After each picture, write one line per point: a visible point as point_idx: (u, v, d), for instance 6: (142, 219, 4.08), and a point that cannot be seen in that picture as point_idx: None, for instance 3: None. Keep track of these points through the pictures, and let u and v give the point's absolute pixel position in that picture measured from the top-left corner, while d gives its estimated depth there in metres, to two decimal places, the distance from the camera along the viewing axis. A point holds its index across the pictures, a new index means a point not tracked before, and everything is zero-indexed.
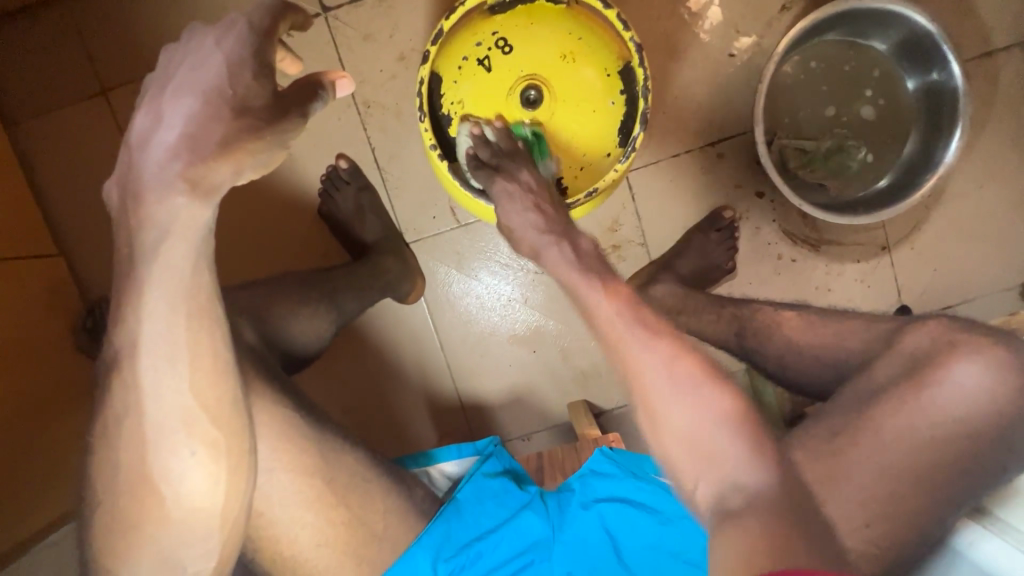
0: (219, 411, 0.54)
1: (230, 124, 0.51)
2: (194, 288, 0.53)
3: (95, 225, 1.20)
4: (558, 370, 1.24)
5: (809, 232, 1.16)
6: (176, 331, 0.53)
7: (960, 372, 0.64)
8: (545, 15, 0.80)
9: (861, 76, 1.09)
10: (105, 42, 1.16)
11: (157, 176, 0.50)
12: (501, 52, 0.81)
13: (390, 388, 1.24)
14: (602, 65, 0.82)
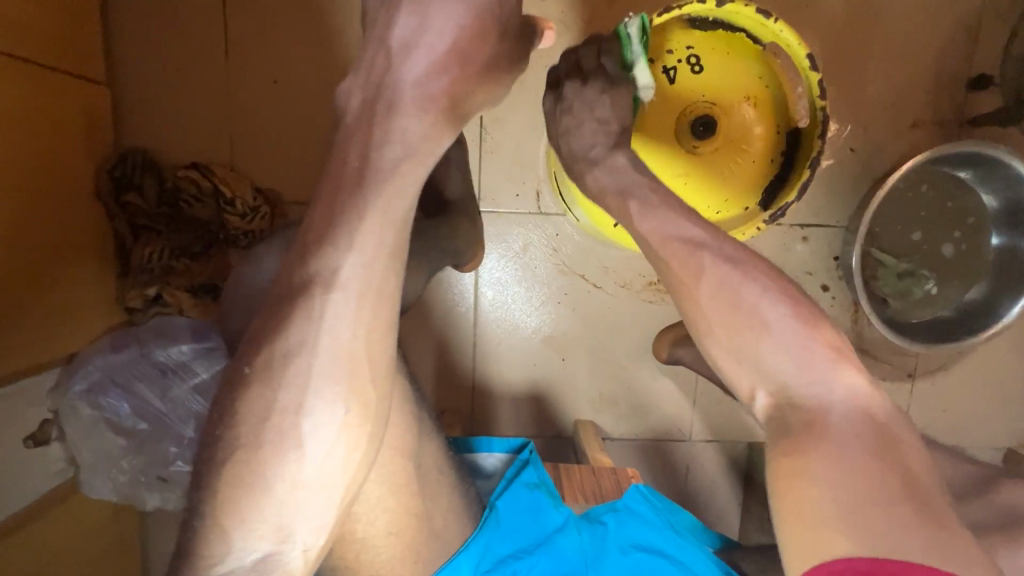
0: (379, 369, 0.48)
1: (493, 50, 0.52)
2: (397, 230, 0.47)
3: (155, 69, 1.06)
4: (577, 384, 1.22)
5: (853, 338, 1.20)
6: (374, 269, 0.47)
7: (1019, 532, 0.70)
8: (742, 52, 0.79)
9: (957, 216, 1.13)
10: None
11: (411, 86, 0.49)
12: (690, 70, 0.79)
13: (410, 350, 1.18)
14: (774, 121, 0.81)
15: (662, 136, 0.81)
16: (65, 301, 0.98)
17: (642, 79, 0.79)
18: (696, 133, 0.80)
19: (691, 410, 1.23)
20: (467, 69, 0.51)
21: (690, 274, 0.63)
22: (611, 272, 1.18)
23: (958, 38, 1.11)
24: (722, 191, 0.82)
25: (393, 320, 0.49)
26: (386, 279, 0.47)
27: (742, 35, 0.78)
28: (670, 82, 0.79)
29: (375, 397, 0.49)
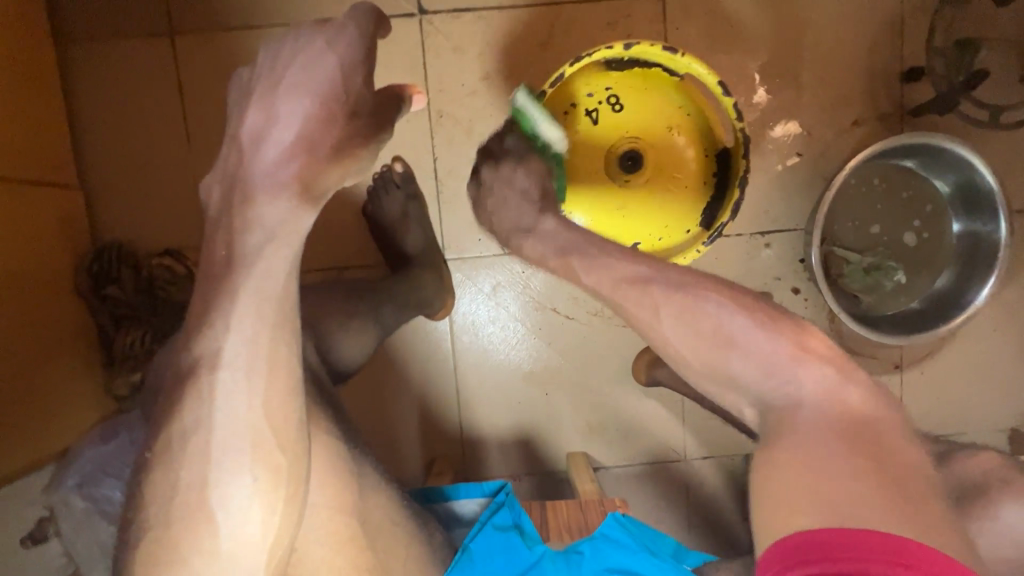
0: (286, 433, 0.51)
1: (345, 126, 0.50)
2: (281, 300, 0.51)
3: (123, 167, 1.12)
4: (564, 417, 1.22)
5: (833, 338, 1.20)
6: (258, 344, 0.50)
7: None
8: (660, 85, 0.82)
9: (914, 205, 1.15)
10: None
11: (263, 177, 0.50)
12: (612, 110, 0.82)
13: (393, 402, 1.19)
14: (701, 146, 0.84)
15: (595, 175, 0.84)
16: (57, 397, 1.02)
17: (567, 123, 0.83)
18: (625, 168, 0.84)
19: (680, 430, 1.23)
20: (319, 152, 0.50)
21: (644, 310, 0.66)
22: (582, 302, 1.20)
23: (885, 35, 1.14)
24: (661, 219, 0.84)
25: (292, 384, 0.52)
26: (276, 349, 0.51)
27: (657, 70, 0.82)
28: (595, 123, 0.83)
29: (286, 460, 0.50)
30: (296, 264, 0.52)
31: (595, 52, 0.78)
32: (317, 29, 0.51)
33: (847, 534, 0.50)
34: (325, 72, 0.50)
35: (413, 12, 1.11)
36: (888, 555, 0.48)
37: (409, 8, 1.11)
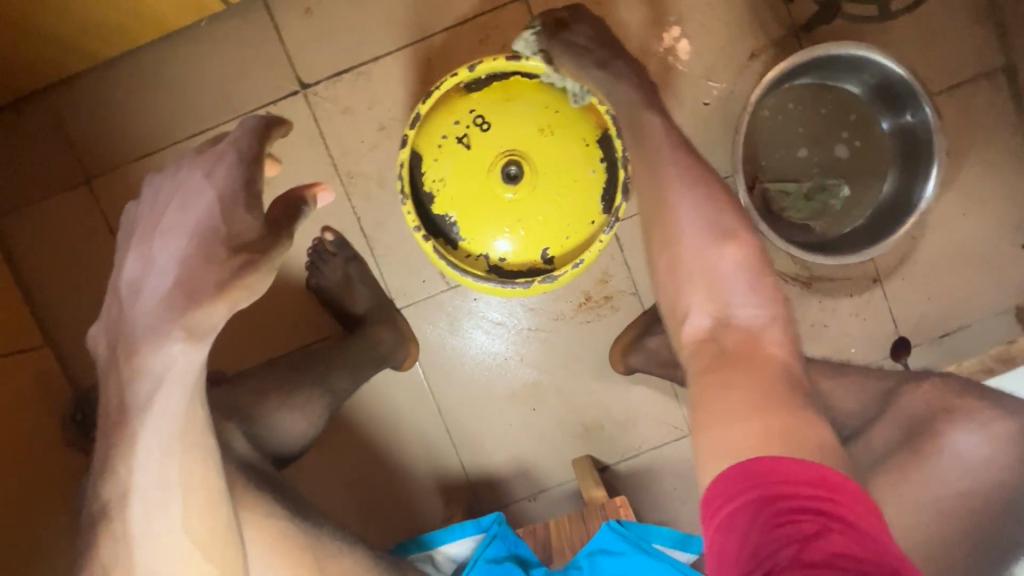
0: (213, 542, 0.56)
1: (223, 260, 0.50)
2: (186, 429, 0.54)
3: (82, 314, 1.18)
4: (559, 427, 1.21)
5: (799, 272, 1.18)
6: (169, 473, 0.53)
7: (960, 439, 0.66)
8: (521, 91, 0.82)
9: (837, 118, 1.12)
10: (80, 127, 1.15)
11: (145, 323, 0.52)
12: (480, 130, 0.81)
13: (392, 459, 1.20)
14: (580, 135, 0.82)
15: (483, 199, 0.82)
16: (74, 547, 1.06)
17: (443, 157, 0.82)
18: (508, 181, 0.81)
19: (677, 406, 1.21)
20: (197, 289, 0.50)
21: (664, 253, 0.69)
22: (542, 310, 1.19)
23: None
24: (562, 219, 0.82)
25: (215, 495, 0.56)
26: (190, 473, 0.54)
27: (514, 79, 0.82)
28: (466, 149, 0.81)
29: (217, 567, 0.56)
30: (196, 395, 0.54)
31: (443, 82, 0.80)
32: (194, 162, 0.54)
33: (780, 465, 0.50)
34: (200, 208, 0.52)
35: (297, 89, 1.14)
36: (829, 488, 0.49)
37: (292, 87, 1.14)
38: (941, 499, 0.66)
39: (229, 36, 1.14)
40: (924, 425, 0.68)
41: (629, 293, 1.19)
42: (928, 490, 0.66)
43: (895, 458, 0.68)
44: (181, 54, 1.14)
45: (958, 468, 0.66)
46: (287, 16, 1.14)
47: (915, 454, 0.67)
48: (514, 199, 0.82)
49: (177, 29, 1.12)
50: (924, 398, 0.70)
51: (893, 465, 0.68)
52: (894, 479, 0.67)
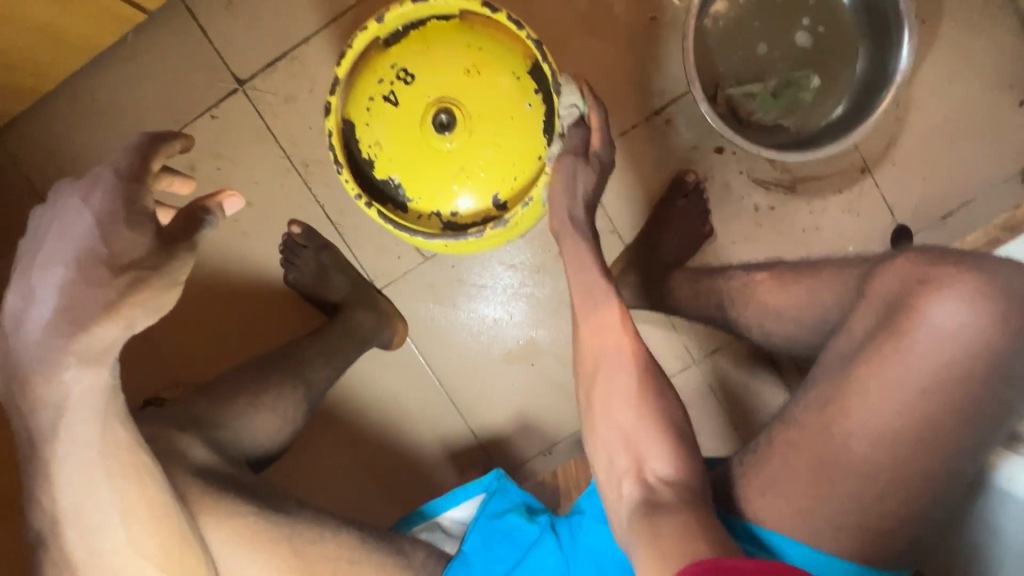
0: (167, 551, 0.58)
1: (110, 282, 0.49)
2: (111, 452, 0.54)
3: None
4: (562, 378, 1.19)
5: (780, 175, 1.12)
6: (101, 497, 0.54)
7: (936, 310, 0.58)
8: (440, 35, 0.78)
9: (794, 5, 1.04)
10: (35, 166, 1.15)
11: (31, 355, 0.49)
12: (405, 83, 0.78)
13: (401, 437, 1.20)
14: (509, 70, 0.78)
15: (422, 155, 0.79)
16: None
17: (373, 119, 0.79)
18: (442, 131, 0.78)
19: (683, 340, 1.15)
20: (78, 316, 0.48)
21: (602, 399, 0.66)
22: (522, 266, 1.16)
23: None
24: (506, 159, 0.79)
25: (161, 505, 0.58)
26: (126, 493, 0.55)
27: (430, 24, 0.78)
28: (395, 105, 0.78)
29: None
30: (109, 415, 0.54)
31: (356, 39, 0.75)
32: (67, 188, 0.51)
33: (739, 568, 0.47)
34: (78, 235, 0.49)
35: (235, 87, 1.12)
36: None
37: (230, 85, 1.12)
38: (920, 379, 0.57)
39: (158, 46, 1.12)
40: (899, 304, 0.61)
41: (607, 231, 1.15)
42: (906, 376, 0.58)
43: (871, 344, 0.60)
44: (116, 73, 1.13)
45: (934, 343, 0.57)
46: (210, 14, 1.11)
47: (893, 335, 0.59)
48: (453, 149, 0.79)
49: (106, 48, 1.11)
50: (896, 274, 0.63)
51: (869, 350, 0.60)
52: (871, 364, 0.59)
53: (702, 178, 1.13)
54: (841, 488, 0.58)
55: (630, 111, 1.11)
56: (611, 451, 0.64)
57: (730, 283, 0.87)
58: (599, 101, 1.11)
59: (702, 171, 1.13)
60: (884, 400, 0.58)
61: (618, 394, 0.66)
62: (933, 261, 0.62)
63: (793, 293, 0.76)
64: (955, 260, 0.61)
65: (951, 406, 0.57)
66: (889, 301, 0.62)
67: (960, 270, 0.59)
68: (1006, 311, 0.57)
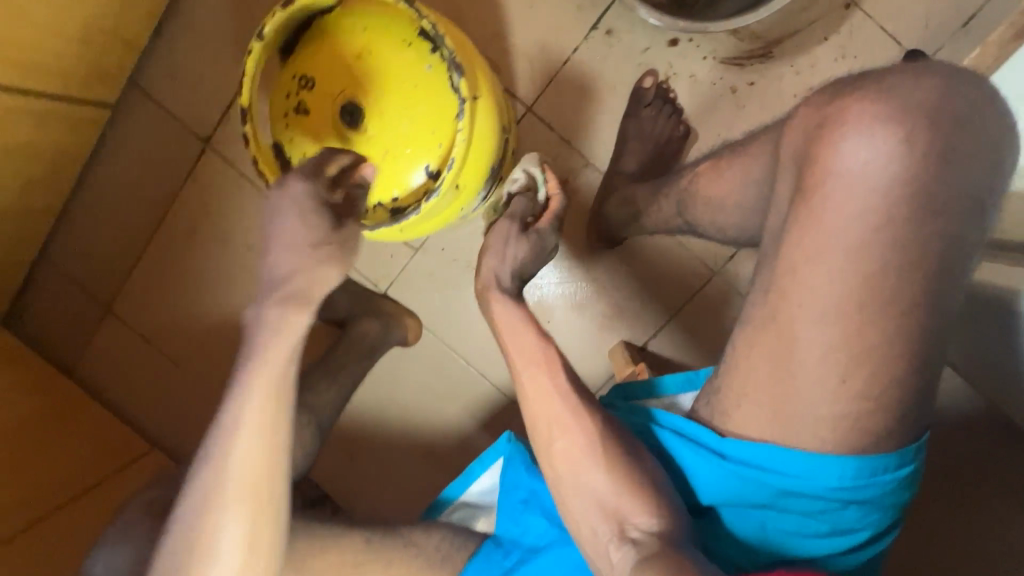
0: (260, 542, 0.62)
1: (269, 284, 0.63)
2: (279, 409, 0.63)
3: (167, 409, 1.37)
4: (581, 326, 1.14)
5: (751, 45, 1.00)
6: (253, 447, 0.62)
7: (853, 147, 0.53)
8: (326, 31, 0.77)
9: None
10: (78, 271, 1.32)
11: (258, 308, 0.63)
12: (309, 89, 0.78)
13: (449, 421, 1.25)
14: (398, 40, 0.76)
15: (347, 152, 0.79)
16: None
17: (294, 134, 0.80)
18: (357, 123, 0.77)
19: (688, 252, 1.09)
20: (264, 308, 0.63)
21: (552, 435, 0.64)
22: None
23: None
24: (424, 130, 0.78)
25: (278, 489, 0.63)
26: (274, 454, 0.63)
27: (314, 25, 0.77)
28: (307, 114, 0.78)
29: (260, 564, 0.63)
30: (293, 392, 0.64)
31: (248, 65, 0.75)
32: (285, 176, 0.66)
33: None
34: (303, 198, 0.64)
35: (202, 147, 1.20)
36: None
37: (197, 147, 1.20)
38: (850, 233, 0.53)
39: (129, 134, 1.22)
40: (809, 159, 0.56)
41: (583, 166, 1.08)
42: (829, 240, 0.53)
43: (792, 217, 0.56)
44: (110, 169, 1.25)
45: (853, 192, 0.53)
46: (159, 88, 1.18)
47: (807, 200, 0.55)
48: (371, 136, 0.78)
49: (92, 150, 1.23)
50: (801, 128, 0.58)
51: (790, 224, 0.56)
52: (793, 238, 0.55)
53: (664, 81, 1.03)
54: (807, 370, 0.55)
55: (565, 35, 1.04)
56: (590, 521, 0.60)
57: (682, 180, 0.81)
58: (531, 38, 1.05)
59: (661, 73, 1.03)
60: (817, 273, 0.54)
61: (581, 463, 0.62)
62: (838, 95, 0.57)
63: (732, 178, 0.70)
64: (858, 86, 0.56)
65: (902, 243, 0.52)
66: (802, 156, 0.57)
67: (869, 91, 0.55)
68: (924, 117, 0.52)
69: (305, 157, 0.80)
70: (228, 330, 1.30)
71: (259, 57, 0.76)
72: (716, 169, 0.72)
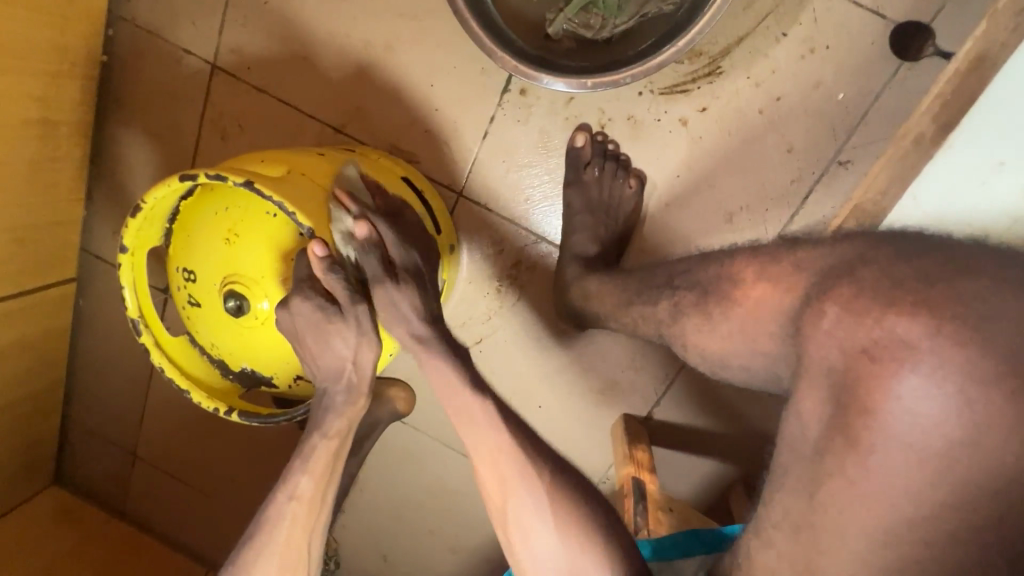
0: None
1: (310, 459, 0.74)
2: (310, 540, 0.75)
3: (211, 532, 1.42)
4: (573, 405, 1.02)
5: (694, 63, 0.82)
6: (285, 559, 0.73)
7: (910, 394, 0.48)
8: (194, 218, 0.71)
9: None
10: (100, 424, 1.38)
11: (296, 465, 0.75)
12: (192, 282, 0.72)
13: (468, 512, 1.21)
14: (262, 212, 0.69)
15: (246, 338, 0.73)
16: None
17: (194, 326, 0.75)
18: (244, 312, 0.70)
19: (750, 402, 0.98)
20: (297, 472, 0.74)
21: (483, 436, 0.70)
22: (458, 323, 1.00)
23: None
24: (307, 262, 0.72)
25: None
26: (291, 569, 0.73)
27: (184, 213, 0.72)
28: (197, 307, 0.73)
29: None
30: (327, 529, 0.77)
31: (126, 275, 0.71)
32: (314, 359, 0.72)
33: None
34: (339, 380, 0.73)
35: None
36: None
37: None
38: (895, 492, 0.47)
39: (99, 297, 1.23)
40: (854, 392, 0.50)
41: (532, 242, 0.95)
42: (880, 498, 0.48)
43: (826, 452, 0.51)
44: (95, 331, 1.27)
45: (899, 453, 0.47)
46: (109, 250, 1.17)
47: (849, 445, 0.49)
48: (263, 319, 0.71)
49: (73, 320, 1.26)
50: (828, 338, 0.53)
51: (829, 466, 0.50)
52: (828, 482, 0.50)
53: (599, 131, 0.88)
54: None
55: (477, 107, 0.91)
56: (496, 480, 0.68)
57: (656, 313, 0.76)
58: (442, 118, 0.92)
59: (594, 123, 0.88)
60: (850, 518, 0.49)
61: (482, 423, 0.69)
62: (884, 306, 0.52)
63: (728, 335, 0.67)
64: (903, 301, 0.51)
65: (968, 500, 0.46)
66: (838, 378, 0.52)
67: (908, 311, 0.50)
68: (988, 355, 0.47)
69: (210, 346, 0.75)
70: (246, 455, 1.33)
71: (135, 264, 0.71)
72: (704, 316, 0.70)
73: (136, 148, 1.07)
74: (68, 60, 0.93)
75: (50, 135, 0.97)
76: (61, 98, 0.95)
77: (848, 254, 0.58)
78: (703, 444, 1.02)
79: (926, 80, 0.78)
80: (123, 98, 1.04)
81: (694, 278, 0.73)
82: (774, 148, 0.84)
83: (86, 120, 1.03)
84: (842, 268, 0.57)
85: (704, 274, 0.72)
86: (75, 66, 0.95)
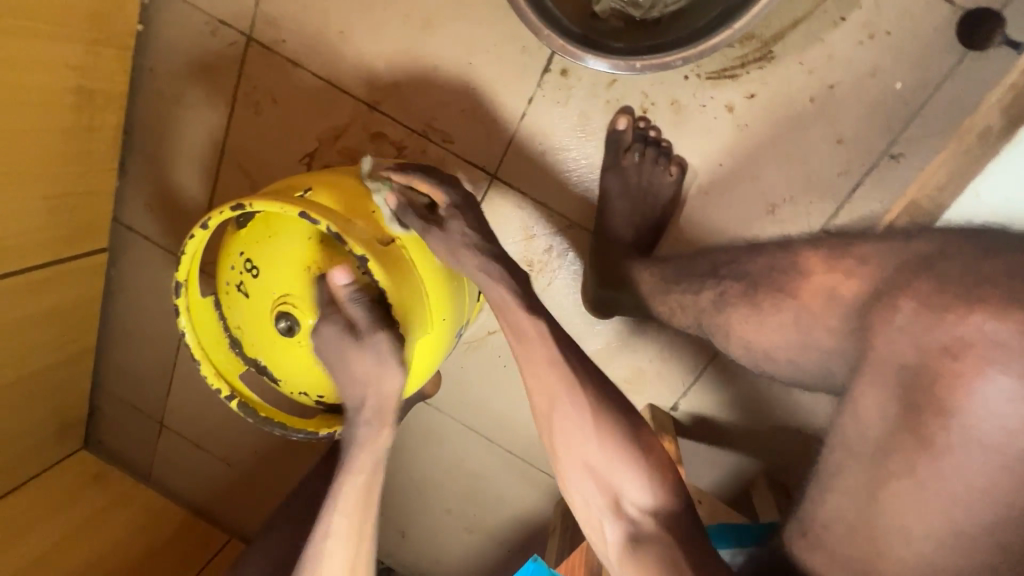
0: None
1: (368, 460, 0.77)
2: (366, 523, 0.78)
3: (233, 502, 1.46)
4: None
5: (744, 45, 0.79)
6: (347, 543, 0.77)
7: (976, 391, 0.52)
8: (281, 223, 0.71)
9: None
10: (129, 394, 1.41)
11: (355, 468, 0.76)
12: (251, 275, 0.73)
13: (488, 495, 1.22)
14: (354, 265, 0.71)
15: (272, 344, 0.75)
16: None
17: (229, 303, 0.76)
18: (286, 335, 0.73)
19: (790, 402, 0.98)
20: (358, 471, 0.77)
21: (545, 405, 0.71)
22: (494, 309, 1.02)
23: None
24: None
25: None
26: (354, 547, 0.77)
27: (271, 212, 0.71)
28: (244, 297, 0.74)
29: None
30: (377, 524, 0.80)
31: (190, 246, 0.71)
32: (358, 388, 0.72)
33: None
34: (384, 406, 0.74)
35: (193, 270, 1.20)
36: None
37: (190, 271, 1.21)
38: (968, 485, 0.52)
39: (129, 268, 1.24)
40: (930, 391, 0.54)
41: (565, 228, 0.94)
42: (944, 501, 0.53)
43: (895, 448, 0.55)
44: (126, 303, 1.29)
45: (978, 451, 0.51)
46: (142, 223, 1.18)
47: (923, 445, 0.53)
48: (303, 345, 0.74)
49: (105, 289, 1.27)
50: (901, 335, 0.57)
51: (895, 466, 0.55)
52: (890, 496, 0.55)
53: (641, 116, 0.86)
54: None
55: (515, 87, 0.88)
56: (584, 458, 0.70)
57: (698, 302, 0.78)
58: (479, 98, 0.90)
59: (637, 107, 0.86)
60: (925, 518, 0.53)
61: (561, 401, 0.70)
62: (970, 305, 0.54)
63: (776, 326, 0.71)
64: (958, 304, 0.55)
65: None
66: (911, 375, 0.55)
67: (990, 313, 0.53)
68: None
69: (236, 330, 0.77)
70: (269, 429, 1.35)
71: (201, 238, 0.71)
72: (752, 307, 0.73)
73: (170, 121, 1.07)
74: (104, 29, 0.93)
75: (88, 105, 0.96)
76: (99, 68, 0.95)
77: (923, 251, 0.62)
78: (725, 437, 1.02)
79: (992, 71, 0.74)
80: (158, 70, 1.04)
81: (741, 270, 0.76)
82: (822, 138, 0.81)
83: (121, 91, 1.02)
84: (901, 270, 0.61)
85: (751, 267, 0.75)
86: (112, 36, 0.95)
